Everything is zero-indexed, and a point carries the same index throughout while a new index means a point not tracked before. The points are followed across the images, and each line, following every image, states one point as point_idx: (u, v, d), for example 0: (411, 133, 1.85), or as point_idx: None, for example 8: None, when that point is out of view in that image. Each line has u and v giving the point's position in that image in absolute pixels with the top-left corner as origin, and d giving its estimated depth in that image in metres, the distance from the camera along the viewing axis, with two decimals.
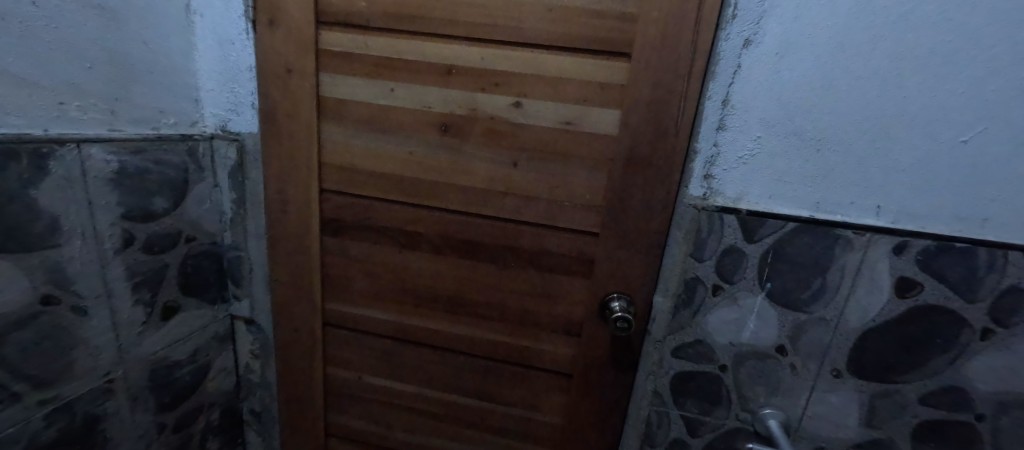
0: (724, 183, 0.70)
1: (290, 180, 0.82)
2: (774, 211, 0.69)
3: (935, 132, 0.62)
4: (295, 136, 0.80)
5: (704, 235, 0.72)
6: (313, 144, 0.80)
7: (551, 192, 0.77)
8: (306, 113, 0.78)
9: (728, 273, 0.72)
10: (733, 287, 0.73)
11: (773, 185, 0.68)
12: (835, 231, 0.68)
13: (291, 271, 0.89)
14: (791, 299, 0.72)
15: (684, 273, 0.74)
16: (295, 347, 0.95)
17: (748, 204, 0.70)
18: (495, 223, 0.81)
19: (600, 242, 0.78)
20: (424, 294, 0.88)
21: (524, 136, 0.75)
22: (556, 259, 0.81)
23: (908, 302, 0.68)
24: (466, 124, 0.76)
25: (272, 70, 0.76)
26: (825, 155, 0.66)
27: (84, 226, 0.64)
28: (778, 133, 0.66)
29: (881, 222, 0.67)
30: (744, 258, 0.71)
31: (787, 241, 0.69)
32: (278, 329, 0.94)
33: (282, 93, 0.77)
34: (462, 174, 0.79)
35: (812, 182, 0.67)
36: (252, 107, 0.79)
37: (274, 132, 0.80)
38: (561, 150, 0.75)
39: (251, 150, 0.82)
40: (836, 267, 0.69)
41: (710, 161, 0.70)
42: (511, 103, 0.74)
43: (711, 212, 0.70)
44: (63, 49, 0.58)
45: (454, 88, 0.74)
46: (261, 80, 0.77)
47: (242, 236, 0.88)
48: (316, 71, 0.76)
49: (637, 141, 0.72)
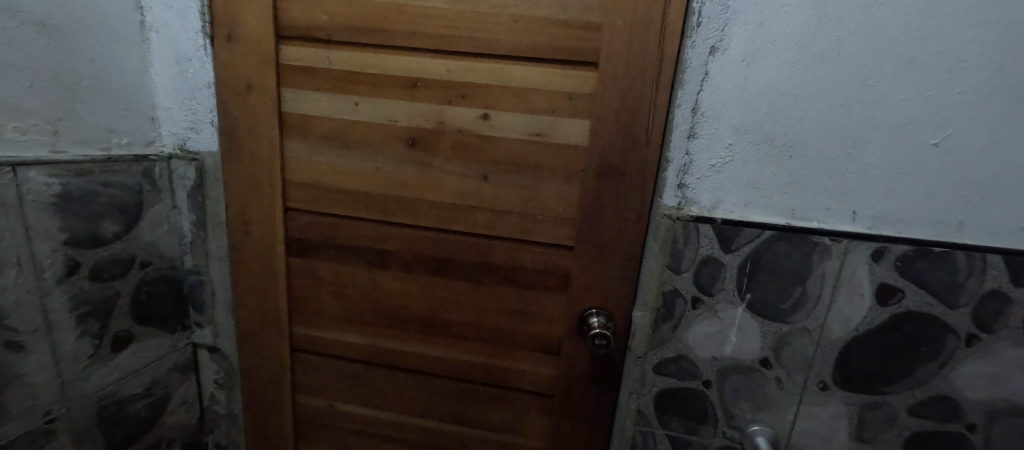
0: (699, 192, 0.68)
1: (253, 200, 0.79)
2: (749, 219, 0.68)
3: (906, 137, 0.62)
4: (256, 154, 0.77)
5: (679, 245, 0.69)
6: (276, 162, 0.77)
7: (523, 205, 0.75)
8: (267, 130, 0.75)
9: (707, 284, 0.70)
10: (712, 299, 0.70)
11: (748, 192, 0.67)
12: (813, 238, 0.66)
13: (256, 294, 0.85)
14: (772, 310, 0.70)
15: (662, 285, 0.72)
16: (262, 374, 0.91)
17: (723, 212, 0.68)
18: (467, 239, 0.78)
19: (575, 255, 0.76)
20: (396, 315, 0.85)
21: (493, 148, 0.73)
22: (531, 275, 0.78)
23: (890, 309, 0.67)
24: (434, 137, 0.73)
25: (231, 86, 0.74)
26: (797, 161, 0.65)
27: (20, 254, 0.60)
28: (750, 140, 0.65)
29: (857, 227, 0.66)
30: (722, 269, 0.69)
31: (763, 250, 0.68)
32: (244, 356, 0.90)
33: (242, 111, 0.75)
34: (432, 189, 0.76)
35: (787, 190, 0.66)
36: (211, 124, 0.76)
37: (235, 150, 0.77)
38: (532, 163, 0.73)
39: (211, 170, 0.79)
40: (816, 275, 0.67)
41: (684, 170, 0.68)
42: (479, 116, 0.72)
43: (687, 222, 0.68)
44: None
45: (420, 102, 0.72)
46: (220, 96, 0.74)
47: (203, 260, 0.84)
48: (278, 87, 0.74)
49: (608, 150, 0.70)
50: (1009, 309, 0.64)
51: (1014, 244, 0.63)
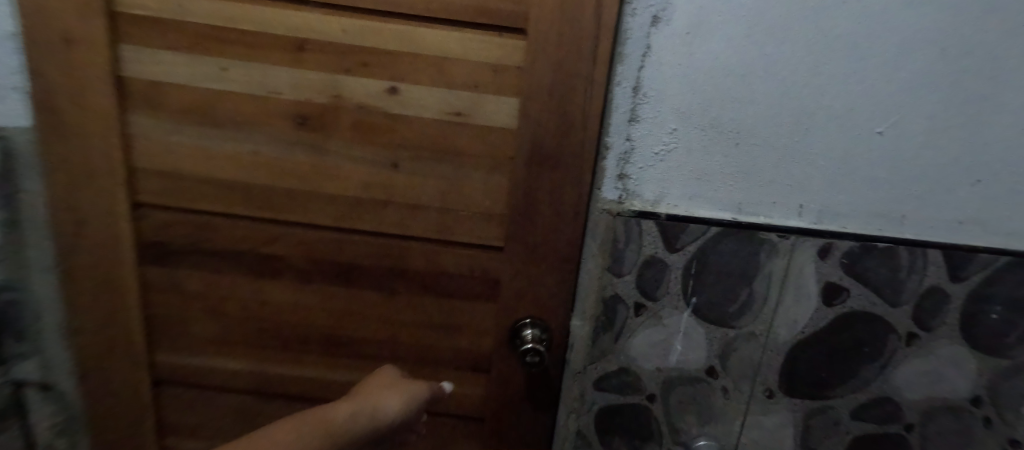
0: (641, 183, 0.60)
1: (87, 192, 0.61)
2: (695, 214, 0.60)
3: (852, 125, 0.57)
4: (88, 131, 0.58)
5: (621, 245, 0.61)
6: (116, 143, 0.59)
7: (441, 199, 0.63)
8: (101, 102, 0.58)
9: (651, 288, 0.62)
10: (656, 305, 0.63)
11: (693, 184, 0.60)
12: (761, 235, 0.61)
13: (101, 314, 0.67)
14: (718, 314, 0.63)
15: (602, 290, 0.63)
16: (117, 413, 0.73)
17: (667, 207, 0.60)
18: (374, 240, 0.65)
19: (504, 256, 0.65)
20: (290, 334, 0.70)
21: (405, 131, 0.60)
22: (454, 282, 0.67)
23: (836, 309, 0.63)
24: (329, 115, 0.60)
25: (43, 40, 0.55)
26: (744, 150, 0.58)
27: None
28: (696, 125, 0.57)
29: (804, 223, 0.61)
30: (666, 270, 0.62)
31: (710, 249, 0.61)
32: (88, 394, 0.71)
33: (63, 73, 0.56)
34: (330, 180, 0.62)
35: (734, 181, 0.60)
36: (21, 91, 0.58)
37: (56, 127, 0.58)
38: (452, 149, 0.61)
39: (23, 152, 0.59)
40: (764, 275, 0.62)
41: (625, 158, 0.59)
42: (385, 90, 0.59)
43: (629, 218, 0.60)
44: None
45: (310, 71, 0.58)
46: (30, 52, 0.56)
47: (19, 271, 0.64)
48: (114, 42, 0.56)
49: (539, 134, 0.60)
50: (947, 306, 0.63)
51: (952, 239, 0.61)
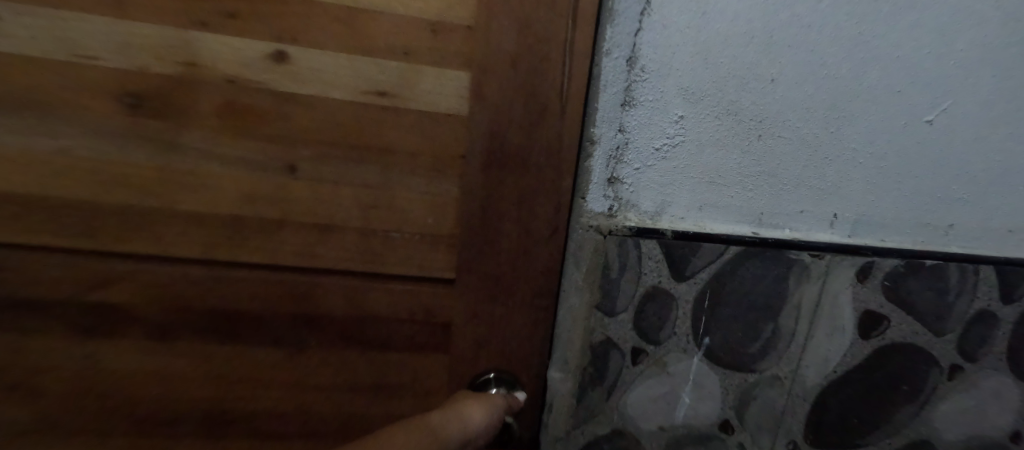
0: (638, 190, 0.44)
1: None
2: (706, 229, 0.45)
3: (898, 110, 0.44)
4: None
5: (613, 273, 0.45)
6: None
7: (362, 218, 0.44)
8: None
9: (653, 329, 0.47)
10: (658, 349, 0.48)
11: (703, 190, 0.44)
12: (788, 255, 0.47)
13: None
14: (734, 356, 0.49)
15: (589, 334, 0.47)
16: None
17: (672, 221, 0.45)
18: (264, 278, 0.45)
19: (455, 293, 0.47)
20: (141, 417, 0.47)
21: (302, 118, 0.41)
22: (386, 331, 0.48)
23: (874, 343, 0.50)
24: (181, 94, 0.39)
25: None
26: (768, 144, 0.44)
27: None
28: (708, 110, 0.42)
29: (838, 236, 0.47)
30: (672, 304, 0.46)
31: (727, 275, 0.46)
32: None
33: None
34: (189, 191, 0.42)
35: (754, 185, 0.45)
36: None
37: None
38: (376, 146, 0.42)
39: None
40: (792, 304, 0.48)
41: (616, 156, 0.43)
42: (269, 56, 0.39)
43: (624, 238, 0.44)
44: None
45: (147, 25, 0.38)
46: None
47: None
48: None
49: (501, 125, 0.42)
50: (995, 331, 0.51)
51: (1001, 251, 0.50)
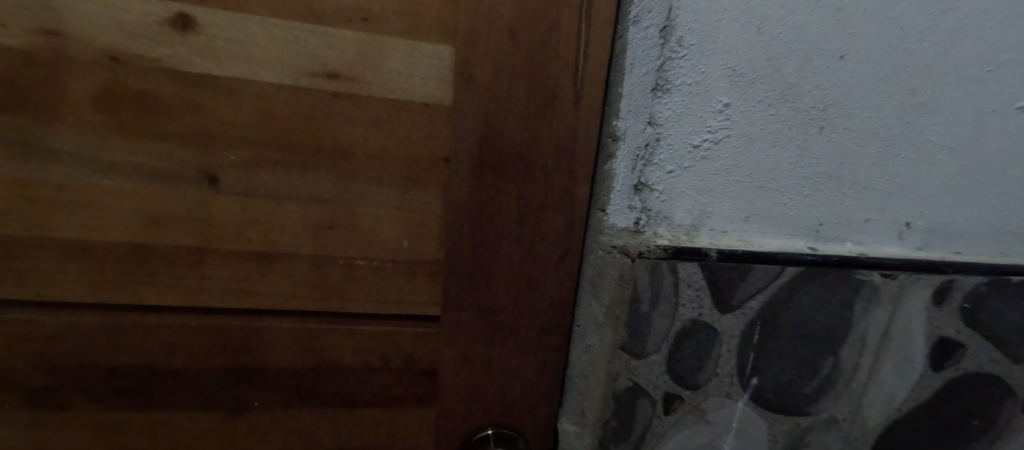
0: (669, 198, 0.31)
1: None
2: (756, 250, 0.32)
3: (1000, 89, 0.32)
4: None
5: (644, 307, 0.32)
6: None
7: (314, 242, 0.33)
8: None
9: (687, 375, 0.33)
10: (696, 395, 0.34)
11: (750, 199, 0.32)
12: (857, 275, 0.33)
13: None
14: (785, 400, 0.35)
15: (612, 384, 0.34)
16: None
17: (711, 238, 0.32)
18: (178, 330, 0.33)
19: (443, 336, 0.36)
20: None
21: (222, 109, 0.30)
22: (355, 386, 0.36)
23: (946, 376, 0.35)
24: (44, 78, 0.28)
25: None
26: (837, 135, 0.31)
27: None
28: (763, 95, 0.30)
29: (906, 250, 0.34)
30: (716, 341, 0.33)
31: (786, 299, 0.33)
32: None
33: None
34: (68, 213, 0.30)
35: (815, 189, 0.32)
36: None
37: None
38: (330, 147, 0.31)
39: None
40: (857, 335, 0.34)
41: (643, 154, 0.31)
42: (168, 26, 0.28)
43: (659, 261, 0.31)
44: None
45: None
46: None
47: None
48: None
49: (497, 117, 0.31)
50: None
51: None
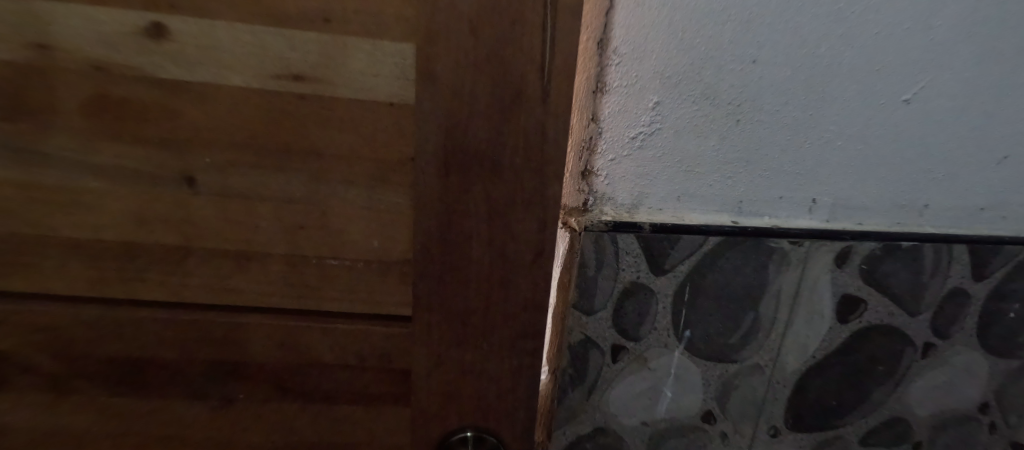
0: (645, 172, 0.23)
1: None
2: (782, 236, 0.23)
3: None
4: None
5: (637, 304, 0.24)
6: None
7: (217, 259, 0.25)
8: None
9: (699, 402, 0.26)
10: (715, 427, 0.26)
11: (763, 169, 0.23)
12: (947, 269, 0.23)
13: None
14: (847, 435, 0.26)
15: (599, 412, 0.26)
16: None
17: (709, 221, 0.23)
18: (54, 379, 0.27)
19: (385, 380, 0.28)
20: None
21: (77, 81, 0.21)
22: (281, 440, 0.29)
23: None
24: None
25: None
26: (911, 67, 0.21)
27: None
28: (790, 14, 0.20)
29: (1009, 231, 0.24)
30: (734, 355, 0.25)
31: (850, 308, 0.24)
32: None
33: None
34: None
35: (877, 150, 0.22)
36: None
37: None
38: (276, 114, 0.22)
39: None
40: (944, 356, 0.25)
41: (614, 111, 0.22)
42: None
43: (645, 247, 0.23)
44: None
45: None
46: None
47: None
48: None
49: (435, 87, 0.21)
50: None
51: None
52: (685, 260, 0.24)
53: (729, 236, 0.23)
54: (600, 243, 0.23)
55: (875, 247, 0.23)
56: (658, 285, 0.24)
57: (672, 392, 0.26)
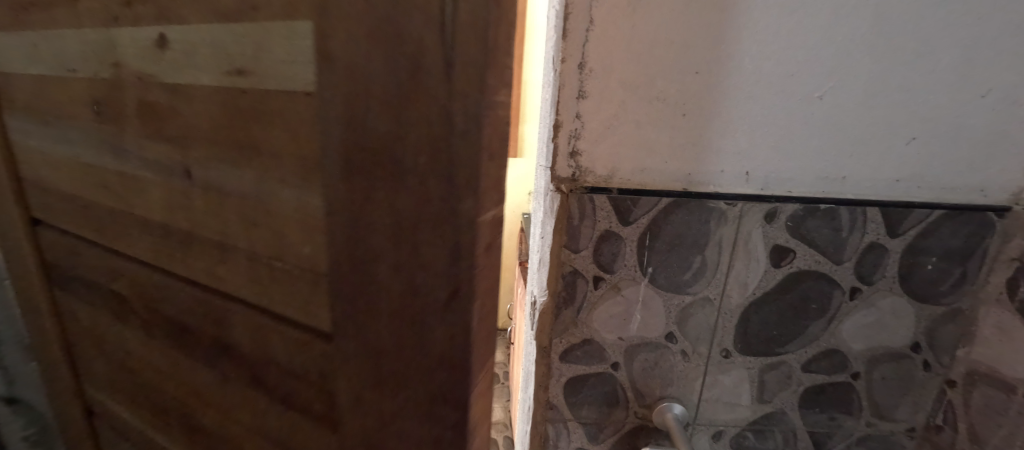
0: (616, 153, 0.30)
1: None
2: (724, 201, 0.30)
3: None
4: None
5: (612, 250, 0.32)
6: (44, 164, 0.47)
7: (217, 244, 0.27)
8: None
9: (661, 326, 0.33)
10: (676, 348, 0.33)
11: (712, 149, 0.29)
12: (865, 221, 0.29)
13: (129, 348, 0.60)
14: (790, 362, 0.32)
15: (586, 332, 0.34)
16: None
17: (667, 190, 0.30)
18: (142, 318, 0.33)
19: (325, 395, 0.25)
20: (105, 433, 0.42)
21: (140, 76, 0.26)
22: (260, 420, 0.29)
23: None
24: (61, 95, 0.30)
25: None
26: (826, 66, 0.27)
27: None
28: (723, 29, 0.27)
29: (928, 201, 0.29)
30: (689, 288, 0.32)
31: (781, 252, 0.30)
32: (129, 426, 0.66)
33: None
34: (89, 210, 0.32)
35: (803, 132, 0.28)
36: None
37: None
38: (238, 118, 0.23)
39: None
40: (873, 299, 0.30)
41: (589, 107, 0.29)
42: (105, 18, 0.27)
43: (614, 205, 0.31)
44: None
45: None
46: None
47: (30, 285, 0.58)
48: None
49: (335, 73, 0.18)
50: None
51: None
52: (646, 214, 0.30)
53: (678, 198, 0.30)
54: (582, 202, 0.31)
55: (797, 208, 0.29)
56: (625, 233, 0.31)
57: (639, 316, 0.33)
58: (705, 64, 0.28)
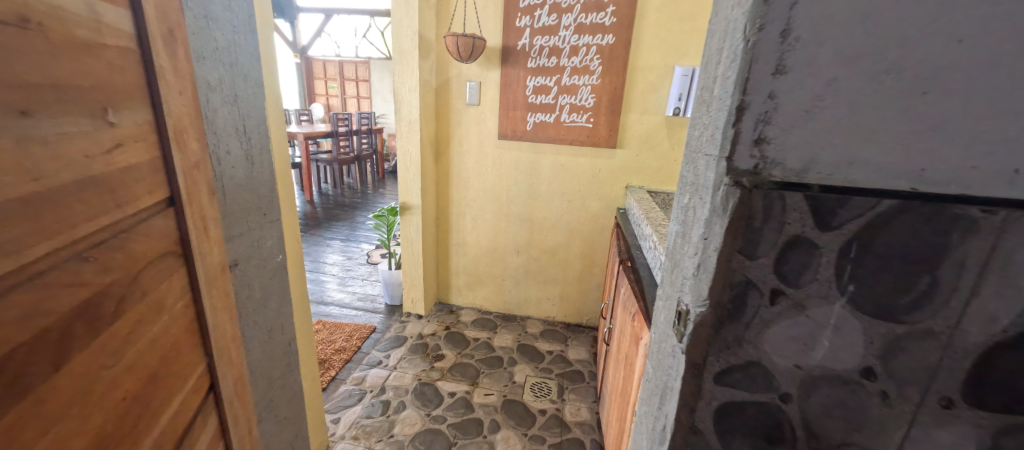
0: (817, 142, 0.25)
1: (248, 200, 0.57)
2: (972, 210, 0.23)
3: None
4: (227, 131, 0.53)
5: (801, 262, 0.26)
6: (218, 152, 0.51)
7: None
8: (209, 98, 0.49)
9: (858, 361, 0.27)
10: (879, 390, 0.27)
11: (957, 143, 0.23)
12: None
13: (281, 316, 0.65)
14: None
15: (750, 354, 0.29)
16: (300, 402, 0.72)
17: (881, 186, 0.24)
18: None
19: None
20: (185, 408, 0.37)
21: None
22: None
23: None
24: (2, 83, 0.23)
25: (220, 40, 0.51)
26: None
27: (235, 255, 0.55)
28: None
29: None
30: (905, 317, 0.25)
31: None
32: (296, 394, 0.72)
33: (228, 72, 0.52)
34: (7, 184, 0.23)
35: None
36: (257, 103, 0.58)
37: (241, 127, 0.55)
38: None
39: (261, 153, 0.60)
40: None
41: (780, 86, 0.25)
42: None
43: (807, 203, 0.25)
44: (203, 32, 0.48)
45: (156, 3, 0.33)
46: (238, 55, 0.54)
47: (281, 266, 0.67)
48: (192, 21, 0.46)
49: None
50: None
51: None
52: (853, 219, 0.25)
53: (904, 200, 0.24)
54: (767, 198, 0.26)
55: None
56: (824, 241, 0.26)
57: (830, 344, 0.27)
58: (963, 34, 0.22)
